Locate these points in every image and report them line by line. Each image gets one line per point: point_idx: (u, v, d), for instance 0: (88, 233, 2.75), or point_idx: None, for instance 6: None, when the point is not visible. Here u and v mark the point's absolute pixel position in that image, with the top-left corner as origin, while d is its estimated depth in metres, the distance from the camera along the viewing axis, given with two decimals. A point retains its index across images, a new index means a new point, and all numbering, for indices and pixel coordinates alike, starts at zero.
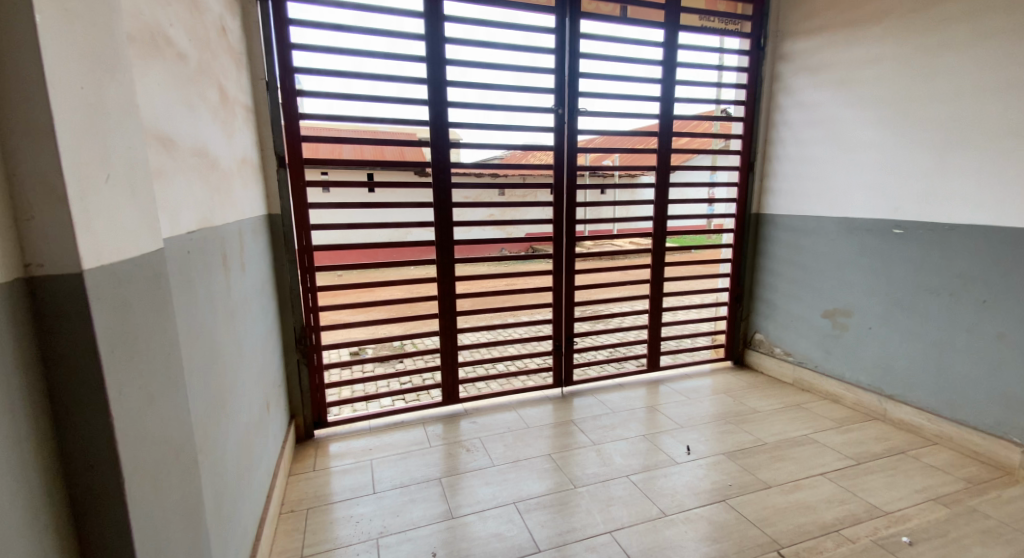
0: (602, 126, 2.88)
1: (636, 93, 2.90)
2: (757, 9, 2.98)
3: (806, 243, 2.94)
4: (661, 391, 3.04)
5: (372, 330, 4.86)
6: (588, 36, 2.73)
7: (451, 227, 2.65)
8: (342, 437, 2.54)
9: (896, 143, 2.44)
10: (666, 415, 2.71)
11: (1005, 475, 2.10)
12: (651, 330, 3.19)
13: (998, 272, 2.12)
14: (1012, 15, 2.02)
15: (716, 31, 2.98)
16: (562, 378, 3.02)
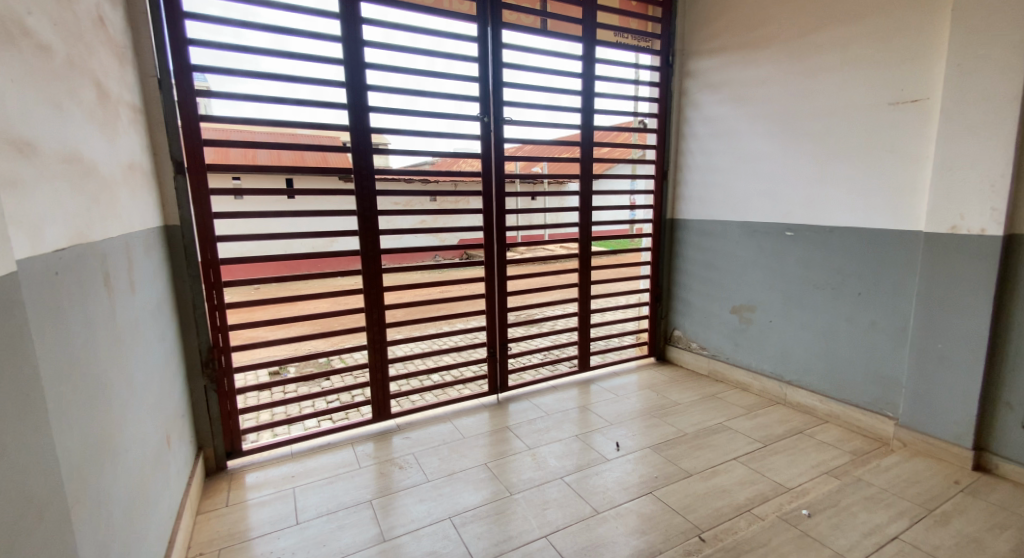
0: (528, 135, 2.97)
1: (558, 103, 3.01)
2: (665, 28, 3.20)
3: (715, 246, 3.18)
4: (591, 390, 3.16)
5: (296, 347, 4.65)
6: (510, 46, 2.81)
7: (377, 235, 2.60)
8: (261, 466, 2.42)
9: (786, 155, 2.71)
10: (597, 414, 2.82)
11: (883, 445, 2.39)
12: (581, 333, 3.30)
13: (869, 271, 2.42)
14: (872, 43, 2.32)
15: (630, 47, 3.19)
16: (497, 386, 3.05)
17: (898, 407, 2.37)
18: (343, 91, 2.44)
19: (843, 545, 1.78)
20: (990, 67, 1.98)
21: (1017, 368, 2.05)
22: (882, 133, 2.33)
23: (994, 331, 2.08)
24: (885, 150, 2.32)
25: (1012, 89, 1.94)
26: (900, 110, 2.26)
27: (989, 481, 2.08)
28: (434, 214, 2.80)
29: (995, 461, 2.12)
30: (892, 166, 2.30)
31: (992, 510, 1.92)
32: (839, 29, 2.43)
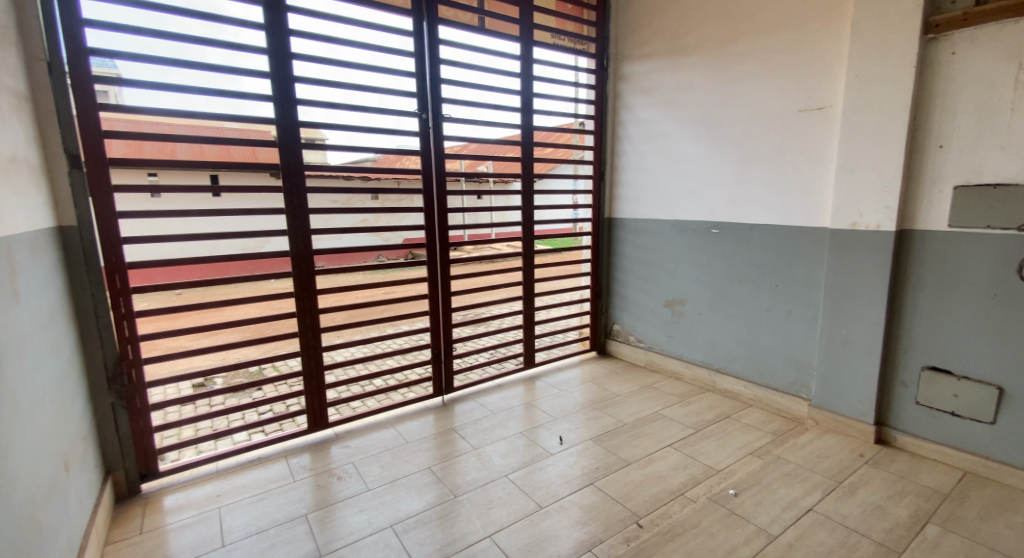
0: (472, 134, 2.99)
1: (497, 102, 3.03)
2: (600, 32, 3.30)
3: (649, 244, 3.31)
4: (536, 386, 3.20)
5: (223, 357, 4.41)
6: (446, 42, 2.80)
7: (309, 234, 2.52)
8: (181, 487, 2.28)
9: (712, 157, 2.87)
10: (542, 409, 2.87)
11: (799, 424, 2.59)
12: (526, 331, 3.34)
13: (785, 266, 2.61)
14: (783, 55, 2.51)
15: (567, 50, 3.25)
16: (443, 387, 3.04)
17: (811, 389, 2.58)
18: (268, 82, 2.34)
19: (765, 520, 1.91)
20: (882, 79, 2.18)
21: (910, 349, 2.27)
22: (792, 138, 2.52)
23: (890, 318, 2.30)
24: (795, 154, 2.51)
25: (900, 100, 2.14)
26: (808, 116, 2.45)
27: (889, 453, 2.31)
28: (374, 212, 2.74)
29: (893, 433, 2.34)
30: (804, 169, 2.49)
31: (891, 479, 2.13)
32: (754, 40, 2.61)
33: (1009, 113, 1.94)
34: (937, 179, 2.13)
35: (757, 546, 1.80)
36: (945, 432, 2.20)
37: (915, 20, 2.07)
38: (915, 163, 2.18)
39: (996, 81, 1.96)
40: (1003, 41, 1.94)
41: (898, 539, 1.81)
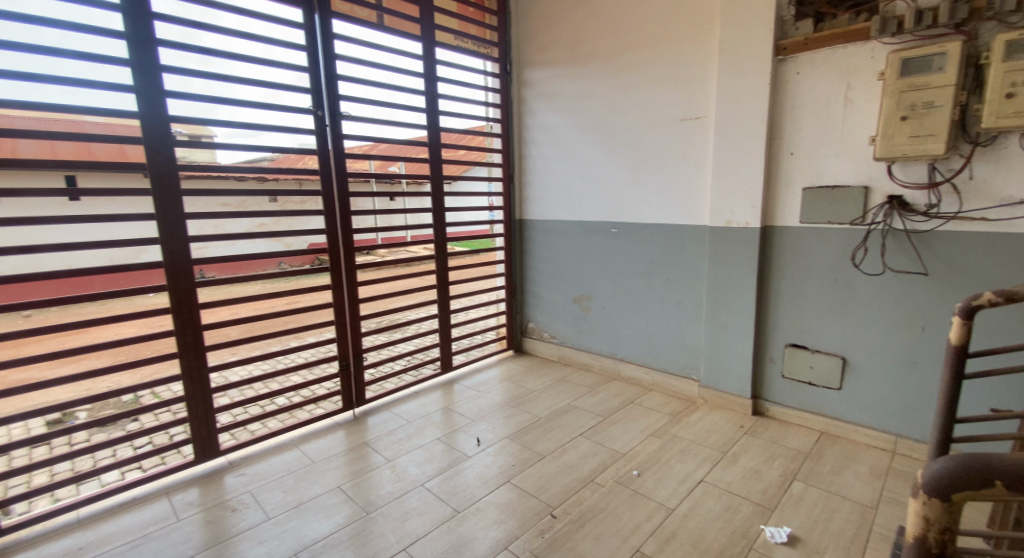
0: (377, 133, 2.92)
1: (399, 101, 2.98)
2: (501, 37, 3.39)
3: (556, 244, 3.46)
4: (455, 390, 3.22)
5: (90, 387, 3.93)
6: (341, 37, 2.69)
7: (187, 244, 2.30)
8: (32, 544, 2.01)
9: (609, 161, 3.05)
10: (459, 413, 2.90)
11: (692, 404, 2.84)
12: (442, 334, 3.33)
13: (676, 262, 2.85)
14: (666, 68, 2.73)
15: (471, 52, 3.29)
16: (354, 400, 2.94)
17: (700, 370, 2.84)
18: (129, 70, 2.13)
19: (664, 495, 2.08)
20: (746, 91, 2.44)
21: (777, 329, 2.57)
22: (676, 144, 2.75)
23: (759, 304, 2.59)
24: (679, 160, 2.75)
25: (760, 111, 2.41)
26: (687, 125, 2.69)
27: (764, 422, 2.60)
28: (275, 217, 2.59)
29: (767, 405, 2.65)
30: (688, 172, 2.73)
31: (766, 445, 2.40)
32: (641, 53, 2.81)
33: (840, 124, 2.25)
34: (789, 183, 2.42)
35: (658, 521, 1.95)
36: (806, 400, 2.52)
37: (768, 42, 2.35)
38: (773, 167, 2.46)
39: (829, 98, 2.26)
40: (835, 63, 2.23)
41: (771, 498, 2.05)
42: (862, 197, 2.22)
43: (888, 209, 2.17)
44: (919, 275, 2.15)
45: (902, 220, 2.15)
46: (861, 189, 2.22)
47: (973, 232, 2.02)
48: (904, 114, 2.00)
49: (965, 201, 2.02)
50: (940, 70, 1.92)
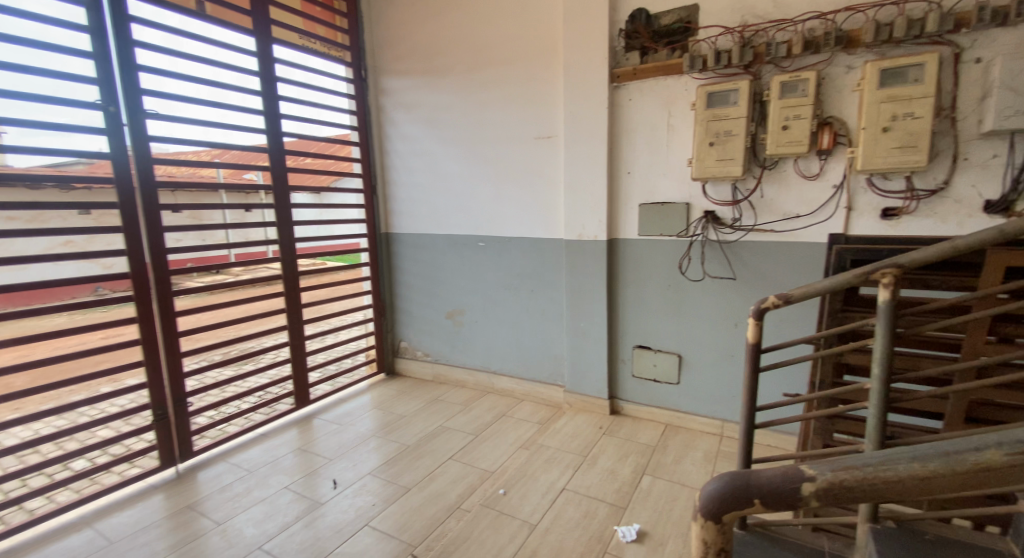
0: (211, 137, 2.57)
1: (229, 101, 2.64)
2: (353, 40, 3.25)
3: (424, 259, 3.42)
4: (313, 426, 2.98)
5: None
6: (137, 19, 2.30)
7: None
8: None
9: (472, 175, 3.10)
10: (317, 452, 2.69)
11: (559, 409, 2.99)
12: (298, 367, 3.05)
13: (539, 275, 2.98)
14: (519, 85, 2.85)
15: (318, 53, 3.07)
16: (175, 456, 2.53)
17: (565, 376, 3.00)
18: None
19: (527, 512, 2.14)
20: (590, 112, 2.63)
21: (628, 332, 2.80)
22: (532, 161, 2.89)
23: (610, 311, 2.80)
24: (536, 176, 2.89)
25: (600, 130, 2.62)
26: (541, 142, 2.84)
27: (619, 420, 2.82)
28: (84, 233, 2.20)
29: (621, 403, 2.87)
30: (544, 187, 2.87)
31: (621, 443, 2.60)
32: (496, 68, 2.90)
33: (666, 144, 2.52)
34: (629, 199, 2.67)
35: (520, 540, 1.99)
36: (653, 396, 2.78)
37: (604, 69, 2.57)
38: (615, 186, 2.69)
39: (655, 124, 2.53)
40: (660, 91, 2.50)
41: (624, 497, 2.22)
42: (684, 212, 2.52)
43: (705, 222, 2.48)
44: (730, 279, 2.48)
45: (715, 232, 2.48)
46: (683, 205, 2.52)
47: (767, 241, 2.38)
48: (711, 140, 2.32)
49: (759, 215, 2.38)
50: (735, 103, 2.25)
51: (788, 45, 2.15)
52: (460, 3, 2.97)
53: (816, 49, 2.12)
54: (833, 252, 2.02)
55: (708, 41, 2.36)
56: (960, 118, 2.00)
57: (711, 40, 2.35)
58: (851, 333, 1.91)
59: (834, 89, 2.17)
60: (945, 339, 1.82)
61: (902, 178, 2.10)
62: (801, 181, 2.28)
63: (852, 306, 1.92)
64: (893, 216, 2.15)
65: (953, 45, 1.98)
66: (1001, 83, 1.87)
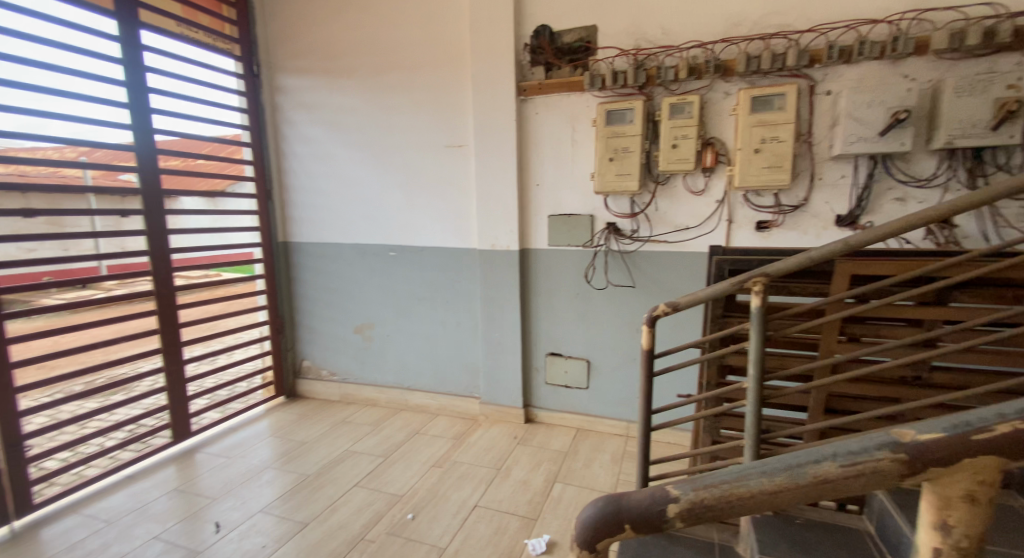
0: (69, 131, 2.29)
1: (84, 91, 2.34)
2: (243, 33, 3.03)
3: (329, 270, 3.27)
4: (194, 461, 2.72)
5: None
6: None
7: None
8: None
9: (379, 182, 3.03)
10: (199, 491, 2.45)
11: (475, 421, 2.99)
12: (177, 397, 2.78)
13: (452, 286, 2.97)
14: (427, 92, 2.82)
15: (199, 44, 2.83)
16: (8, 514, 2.18)
17: (480, 388, 3.01)
18: None
19: (436, 535, 2.11)
20: (498, 124, 2.67)
21: (540, 340, 2.86)
22: (441, 168, 2.87)
23: (524, 320, 2.84)
24: (445, 184, 2.88)
25: (508, 142, 2.67)
26: (451, 151, 2.84)
27: (533, 428, 2.87)
28: None
29: (535, 411, 2.93)
30: (455, 196, 2.87)
31: (534, 452, 2.65)
32: (403, 72, 2.85)
33: (570, 158, 2.62)
34: (539, 210, 2.73)
35: None
36: (565, 402, 2.86)
37: (510, 82, 2.62)
38: (524, 197, 2.75)
39: (560, 139, 2.62)
40: (562, 106, 2.59)
41: (536, 508, 2.25)
42: (589, 225, 2.63)
43: (608, 233, 2.60)
44: (630, 287, 2.61)
45: (616, 242, 2.60)
46: (588, 218, 2.62)
47: (662, 252, 2.54)
48: (610, 156, 2.44)
49: (654, 226, 2.54)
50: (630, 122, 2.39)
51: (675, 70, 2.33)
52: (363, 2, 2.88)
53: (699, 75, 2.31)
54: (713, 262, 2.13)
55: (606, 61, 2.49)
56: (815, 142, 2.28)
57: (609, 61, 2.48)
58: (731, 336, 2.11)
59: (714, 112, 2.38)
60: (807, 339, 2.06)
61: (771, 195, 2.35)
62: (689, 196, 2.47)
63: (731, 312, 2.12)
64: (765, 229, 2.39)
65: (809, 78, 2.25)
66: (846, 113, 2.13)
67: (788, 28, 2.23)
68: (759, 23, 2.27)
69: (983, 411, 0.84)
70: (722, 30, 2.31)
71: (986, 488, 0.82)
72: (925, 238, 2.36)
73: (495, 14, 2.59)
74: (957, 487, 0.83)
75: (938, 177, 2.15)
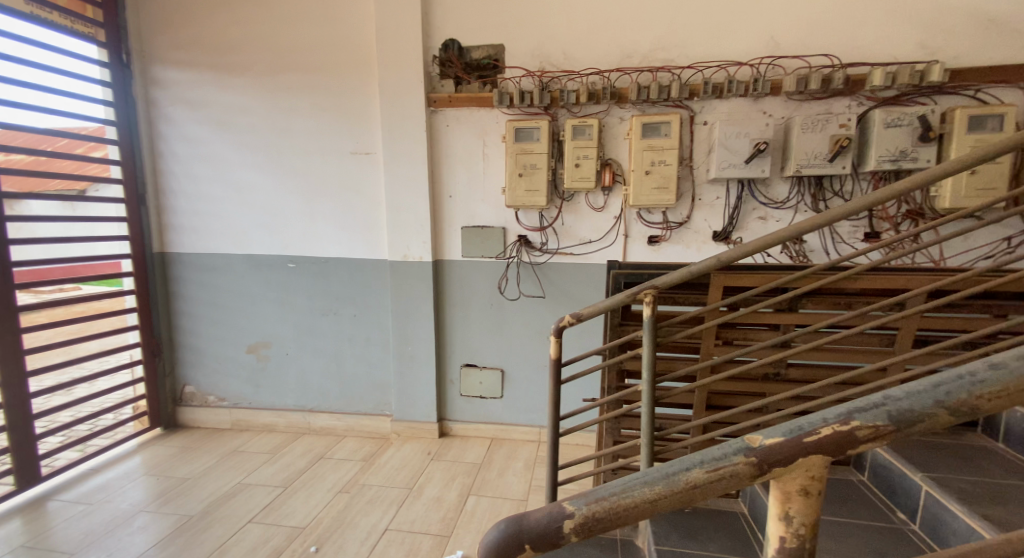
0: None
1: None
2: (109, 17, 2.68)
3: (215, 284, 2.97)
4: (44, 512, 2.29)
5: None
6: None
7: None
8: None
9: (277, 188, 2.83)
10: (52, 547, 2.07)
11: (385, 440, 2.88)
12: (16, 438, 2.33)
13: (359, 299, 2.85)
14: (330, 96, 2.72)
15: (56, 27, 2.46)
16: None
17: (391, 404, 2.91)
18: None
19: None
20: (407, 134, 2.65)
21: (453, 352, 2.84)
22: (347, 176, 2.77)
23: (438, 332, 2.82)
24: (352, 193, 2.78)
25: (419, 151, 2.65)
26: (357, 158, 2.75)
27: (447, 442, 2.83)
28: None
29: (450, 425, 2.89)
30: (362, 205, 2.78)
31: (449, 466, 2.61)
32: (304, 73, 2.72)
33: (480, 171, 2.67)
34: (451, 221, 2.74)
35: None
36: (479, 413, 2.87)
37: (419, 92, 2.61)
38: (436, 208, 2.74)
39: (471, 151, 2.67)
40: (473, 120, 2.64)
41: (450, 524, 2.21)
42: (501, 236, 2.69)
43: (519, 245, 2.68)
44: (540, 297, 2.71)
45: (527, 255, 2.69)
46: (500, 229, 2.68)
47: (569, 264, 2.68)
48: (520, 172, 2.54)
49: (561, 239, 2.67)
50: (538, 140, 2.51)
51: (576, 94, 2.49)
52: None
53: (597, 100, 2.50)
54: (611, 275, 2.29)
55: (513, 80, 2.60)
56: (695, 167, 2.57)
57: (516, 80, 2.59)
58: (627, 343, 2.27)
59: (612, 134, 2.58)
60: (690, 343, 2.30)
61: (660, 212, 2.60)
62: (592, 211, 2.63)
63: (627, 320, 2.28)
64: (656, 243, 2.62)
65: (689, 109, 2.53)
66: (720, 143, 2.43)
67: (671, 63, 2.51)
68: (647, 57, 2.52)
69: (812, 416, 0.93)
70: (616, 61, 2.53)
71: (817, 482, 0.91)
72: (782, 252, 2.75)
73: (403, 24, 2.58)
74: (794, 482, 0.91)
75: (790, 201, 2.53)
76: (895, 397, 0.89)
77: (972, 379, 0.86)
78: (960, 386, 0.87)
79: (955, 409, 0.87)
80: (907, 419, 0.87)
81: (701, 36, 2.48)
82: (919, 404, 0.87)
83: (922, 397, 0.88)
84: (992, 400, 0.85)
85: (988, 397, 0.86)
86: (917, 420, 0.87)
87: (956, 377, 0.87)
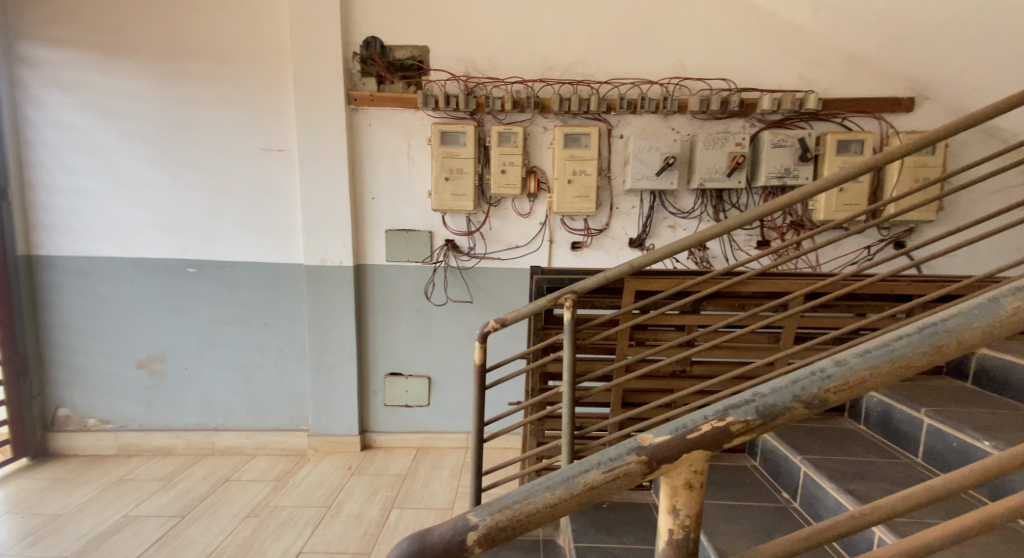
0: None
1: None
2: None
3: (98, 291, 2.62)
4: None
5: None
6: None
7: None
8: None
9: (174, 185, 2.57)
10: None
11: (300, 457, 2.70)
12: None
13: (270, 306, 2.66)
14: (237, 88, 2.52)
15: None
16: None
17: (308, 418, 2.74)
18: None
19: None
20: (326, 133, 2.52)
21: (376, 361, 2.74)
22: (257, 175, 2.58)
23: (360, 339, 2.70)
24: (263, 192, 2.59)
25: (341, 151, 2.54)
26: (270, 155, 2.57)
27: (370, 455, 2.71)
28: None
29: (372, 436, 2.78)
30: (276, 206, 2.60)
31: (371, 480, 2.50)
32: (207, 62, 2.49)
33: (405, 174, 2.61)
34: (374, 225, 2.64)
35: None
36: (403, 423, 2.78)
37: (339, 89, 2.50)
38: (358, 211, 2.63)
39: (395, 153, 2.60)
40: (397, 121, 2.58)
41: (370, 541, 2.12)
42: (427, 241, 2.64)
43: (446, 249, 2.65)
44: (466, 302, 2.70)
45: (454, 259, 2.67)
46: (426, 234, 2.64)
47: (495, 268, 2.69)
48: (445, 176, 2.51)
49: (489, 244, 2.68)
50: (464, 144, 2.50)
51: (501, 102, 2.52)
52: None
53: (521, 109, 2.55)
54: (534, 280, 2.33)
55: (438, 83, 2.57)
56: (613, 177, 2.70)
57: (441, 84, 2.57)
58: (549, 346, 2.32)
59: (536, 143, 2.64)
60: (606, 345, 2.40)
61: (582, 219, 2.69)
62: (517, 217, 2.67)
63: (549, 324, 2.33)
64: (578, 249, 2.72)
65: (607, 122, 2.66)
66: (634, 155, 2.58)
67: (590, 78, 2.63)
68: (568, 70, 2.61)
69: (693, 414, 0.94)
70: (540, 72, 2.60)
71: (699, 475, 0.94)
72: (688, 258, 2.97)
73: (321, 17, 2.46)
74: (680, 477, 0.94)
75: (694, 211, 2.74)
76: (762, 393, 0.92)
77: (821, 374, 0.91)
78: (813, 382, 0.91)
79: (810, 403, 0.92)
80: (771, 413, 0.91)
81: (619, 54, 2.62)
82: (780, 399, 0.91)
83: (783, 392, 0.92)
84: (838, 394, 0.90)
85: (834, 391, 0.90)
86: (779, 414, 0.91)
87: (810, 373, 0.91)
